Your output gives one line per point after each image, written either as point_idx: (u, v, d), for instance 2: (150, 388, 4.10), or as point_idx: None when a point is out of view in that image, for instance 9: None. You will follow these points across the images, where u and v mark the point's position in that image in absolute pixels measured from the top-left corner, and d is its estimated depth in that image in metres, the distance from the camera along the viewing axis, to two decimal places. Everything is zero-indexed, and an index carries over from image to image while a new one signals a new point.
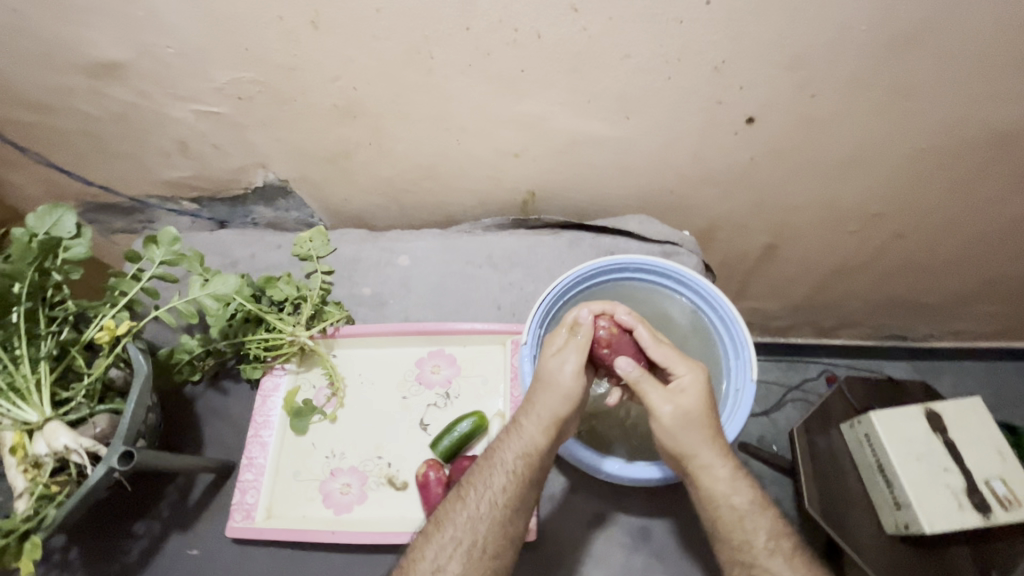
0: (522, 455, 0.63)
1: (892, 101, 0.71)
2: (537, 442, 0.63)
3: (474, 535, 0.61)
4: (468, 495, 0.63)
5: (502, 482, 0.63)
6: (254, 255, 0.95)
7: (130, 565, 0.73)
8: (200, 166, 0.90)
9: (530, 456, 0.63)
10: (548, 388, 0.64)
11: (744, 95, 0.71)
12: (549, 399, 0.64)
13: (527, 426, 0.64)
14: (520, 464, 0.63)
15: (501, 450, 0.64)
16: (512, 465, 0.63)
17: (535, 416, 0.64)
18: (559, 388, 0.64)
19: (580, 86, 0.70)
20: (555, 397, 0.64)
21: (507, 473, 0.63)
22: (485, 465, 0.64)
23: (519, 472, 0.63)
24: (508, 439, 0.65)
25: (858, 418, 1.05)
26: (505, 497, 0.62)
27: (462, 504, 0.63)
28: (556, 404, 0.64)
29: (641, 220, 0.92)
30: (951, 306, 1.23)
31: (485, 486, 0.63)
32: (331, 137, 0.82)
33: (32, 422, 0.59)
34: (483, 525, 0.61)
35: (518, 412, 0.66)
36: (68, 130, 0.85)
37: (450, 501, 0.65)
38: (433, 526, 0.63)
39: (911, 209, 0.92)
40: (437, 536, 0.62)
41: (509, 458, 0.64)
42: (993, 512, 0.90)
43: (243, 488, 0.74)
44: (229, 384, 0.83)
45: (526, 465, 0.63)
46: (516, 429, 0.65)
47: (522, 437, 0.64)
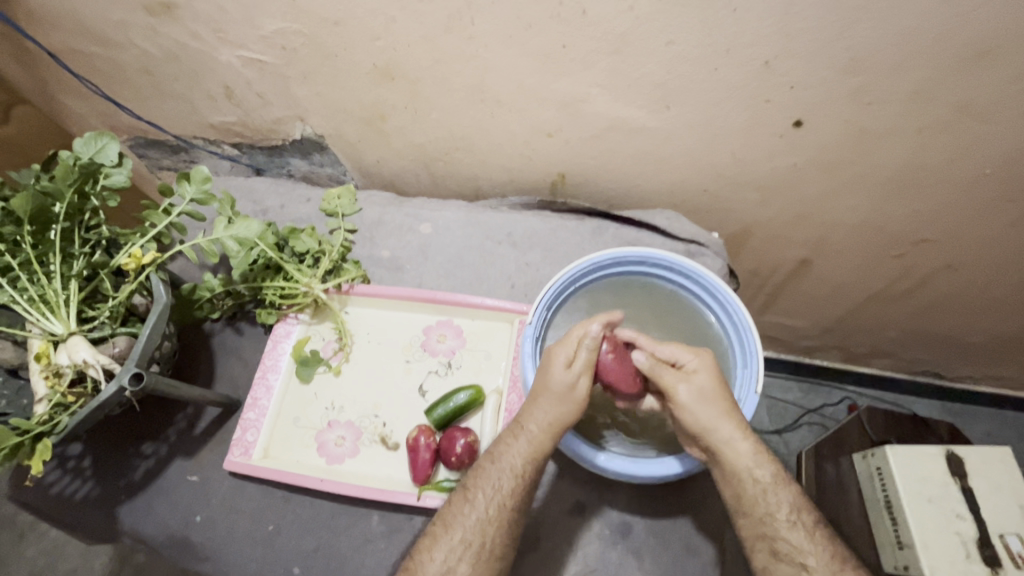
0: (530, 460, 0.62)
1: (957, 120, 0.66)
2: (545, 447, 0.62)
3: (483, 537, 0.61)
4: (475, 497, 0.62)
5: (509, 485, 0.62)
6: (284, 205, 0.98)
7: (134, 481, 0.77)
8: (243, 113, 0.92)
9: (537, 458, 0.62)
10: (554, 397, 0.63)
11: (796, 96, 0.67)
12: (554, 407, 0.63)
13: (533, 430, 0.63)
14: (529, 468, 0.62)
15: (507, 453, 0.63)
16: (520, 468, 0.62)
17: (541, 421, 0.63)
18: (567, 389, 0.63)
19: (622, 70, 0.68)
20: (555, 399, 0.63)
21: (513, 476, 0.62)
22: (492, 468, 0.63)
23: (527, 475, 0.62)
24: (515, 443, 0.63)
25: (872, 450, 1.01)
26: (512, 500, 0.62)
27: (470, 506, 0.62)
28: (563, 409, 0.63)
29: (670, 216, 0.89)
30: (996, 350, 1.15)
31: (493, 489, 0.62)
32: (369, 97, 0.82)
33: (57, 334, 0.63)
34: (491, 527, 0.61)
35: (523, 413, 0.65)
36: (125, 64, 0.88)
37: (454, 502, 0.63)
38: (440, 529, 0.62)
39: (966, 239, 0.85)
40: (446, 540, 0.61)
41: (517, 462, 0.62)
42: (1003, 568, 0.85)
43: (244, 426, 0.77)
44: (245, 326, 0.86)
45: (533, 468, 0.62)
46: (521, 433, 0.63)
47: (528, 441, 0.62)
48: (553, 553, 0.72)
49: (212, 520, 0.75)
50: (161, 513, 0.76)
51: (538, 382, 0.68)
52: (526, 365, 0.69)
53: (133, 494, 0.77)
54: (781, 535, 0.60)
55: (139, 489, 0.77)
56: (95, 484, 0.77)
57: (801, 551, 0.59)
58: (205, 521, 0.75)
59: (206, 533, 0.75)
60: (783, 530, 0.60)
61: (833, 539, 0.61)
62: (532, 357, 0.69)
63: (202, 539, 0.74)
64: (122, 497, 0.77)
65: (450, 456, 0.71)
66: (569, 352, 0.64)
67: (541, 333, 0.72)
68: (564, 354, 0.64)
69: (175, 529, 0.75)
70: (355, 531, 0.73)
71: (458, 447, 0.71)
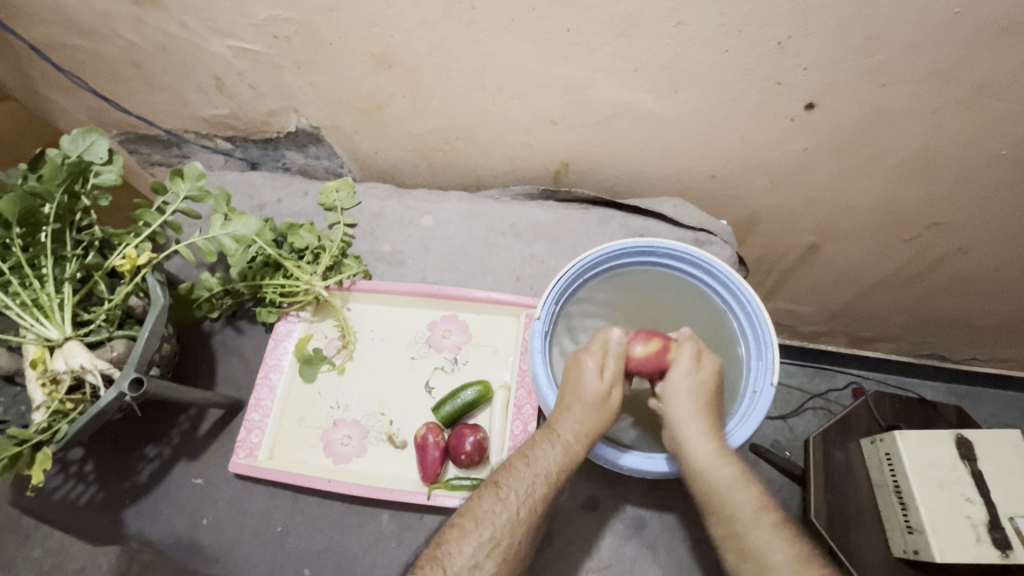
0: (562, 467, 0.61)
1: (976, 99, 0.64)
2: (578, 457, 0.62)
3: (511, 537, 0.59)
4: (507, 497, 0.60)
5: (540, 489, 0.61)
6: (280, 200, 0.95)
7: (139, 484, 0.76)
8: (236, 105, 0.89)
9: (569, 469, 0.62)
10: (592, 404, 0.63)
11: (808, 78, 0.65)
12: (593, 415, 0.62)
13: (570, 440, 0.62)
14: (561, 476, 0.62)
15: (542, 456, 0.61)
16: (553, 474, 0.61)
17: (579, 431, 0.62)
18: (597, 396, 0.63)
19: (629, 53, 0.65)
20: (590, 407, 0.63)
21: (547, 481, 0.61)
22: (526, 470, 0.61)
23: (558, 483, 0.62)
24: (547, 447, 0.62)
25: (881, 435, 1.00)
26: (541, 503, 0.61)
27: (501, 506, 0.60)
28: (597, 418, 0.63)
29: (678, 203, 0.87)
30: (1004, 331, 1.14)
31: (525, 491, 0.60)
32: (365, 86, 0.80)
33: (53, 339, 0.61)
34: (520, 529, 0.59)
35: (551, 420, 0.64)
36: (112, 57, 0.85)
37: (484, 500, 0.61)
38: (469, 524, 0.59)
39: (979, 221, 0.83)
40: (475, 535, 0.59)
41: (551, 468, 0.61)
42: (1013, 551, 0.85)
43: (248, 427, 0.76)
44: (245, 325, 0.84)
45: (564, 477, 0.62)
46: (552, 438, 0.62)
47: (561, 447, 0.62)
48: (566, 549, 0.71)
49: (219, 524, 0.74)
50: (168, 516, 0.75)
51: (548, 378, 0.67)
52: (535, 361, 0.67)
53: (137, 497, 0.76)
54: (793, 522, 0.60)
55: (144, 493, 0.76)
56: (99, 488, 0.76)
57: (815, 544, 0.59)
58: (212, 523, 0.74)
59: (214, 535, 0.74)
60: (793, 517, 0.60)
61: None
62: (543, 354, 0.67)
63: (210, 541, 0.73)
64: (126, 501, 0.76)
65: (459, 454, 0.70)
66: (597, 359, 0.65)
67: (550, 327, 0.70)
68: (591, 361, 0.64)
69: (182, 532, 0.74)
70: (365, 531, 0.72)
71: (467, 445, 0.70)
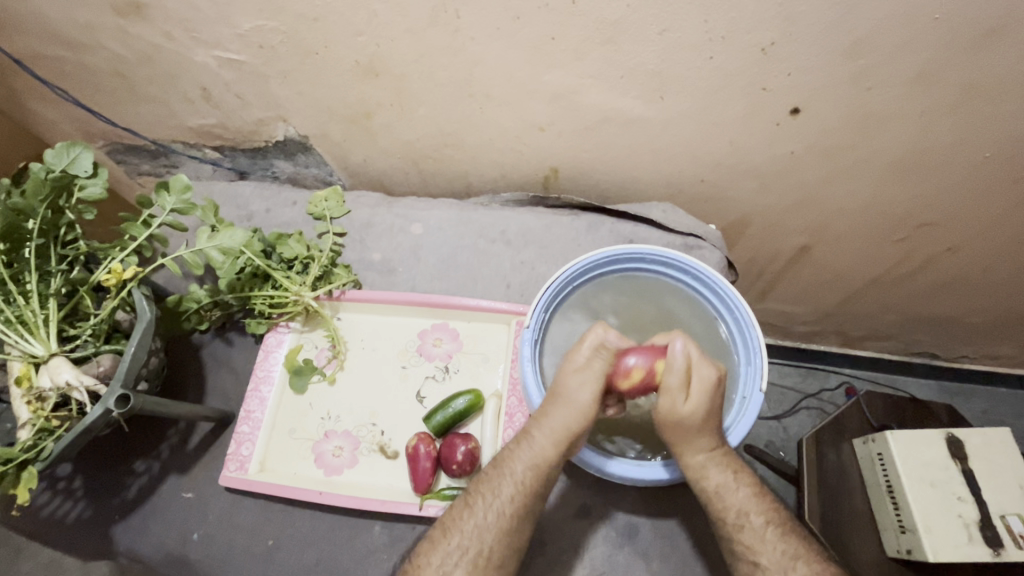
0: (532, 468, 0.61)
1: (958, 102, 0.65)
2: (548, 455, 0.61)
3: (481, 543, 0.60)
4: (476, 503, 0.61)
5: (510, 492, 0.61)
6: (269, 210, 0.95)
7: (128, 500, 0.76)
8: (223, 115, 0.89)
9: (540, 468, 0.61)
10: (561, 402, 0.61)
11: (793, 83, 0.65)
12: (562, 413, 0.61)
13: (539, 438, 0.61)
14: (531, 476, 0.61)
15: (511, 459, 0.62)
16: (523, 477, 0.61)
17: (547, 429, 0.61)
18: (575, 397, 0.61)
19: (616, 60, 0.65)
20: (569, 408, 0.61)
21: (516, 483, 0.61)
22: (495, 474, 0.62)
23: (528, 483, 0.61)
24: (520, 449, 0.62)
25: (873, 436, 1.00)
26: (512, 508, 0.61)
27: (469, 513, 0.61)
28: (577, 419, 0.60)
29: (667, 208, 0.88)
30: (993, 329, 1.15)
31: (494, 495, 0.61)
32: (353, 95, 0.79)
33: (38, 356, 0.60)
34: (490, 535, 0.60)
35: (530, 421, 0.64)
36: (96, 68, 0.84)
37: (455, 509, 0.62)
38: (438, 532, 0.61)
39: (965, 221, 0.84)
40: (443, 544, 0.60)
41: (519, 468, 0.61)
42: (1004, 549, 0.85)
43: (239, 440, 0.76)
44: (235, 336, 0.84)
45: (535, 476, 0.61)
46: (526, 439, 0.62)
47: (532, 448, 0.61)
48: (559, 557, 0.71)
49: (209, 538, 0.74)
50: (157, 532, 0.75)
51: (538, 387, 0.67)
52: (526, 370, 0.67)
53: (127, 513, 0.76)
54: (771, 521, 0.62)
55: (133, 508, 0.76)
56: (88, 504, 0.76)
57: (790, 550, 0.60)
58: (203, 538, 0.74)
59: (204, 550, 0.73)
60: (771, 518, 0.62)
61: None
62: (532, 362, 0.68)
63: (200, 556, 0.73)
64: (115, 517, 0.75)
65: (451, 464, 0.70)
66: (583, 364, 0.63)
67: (539, 335, 0.71)
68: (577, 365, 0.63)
69: (172, 547, 0.74)
70: (357, 543, 0.72)
71: (458, 454, 0.70)
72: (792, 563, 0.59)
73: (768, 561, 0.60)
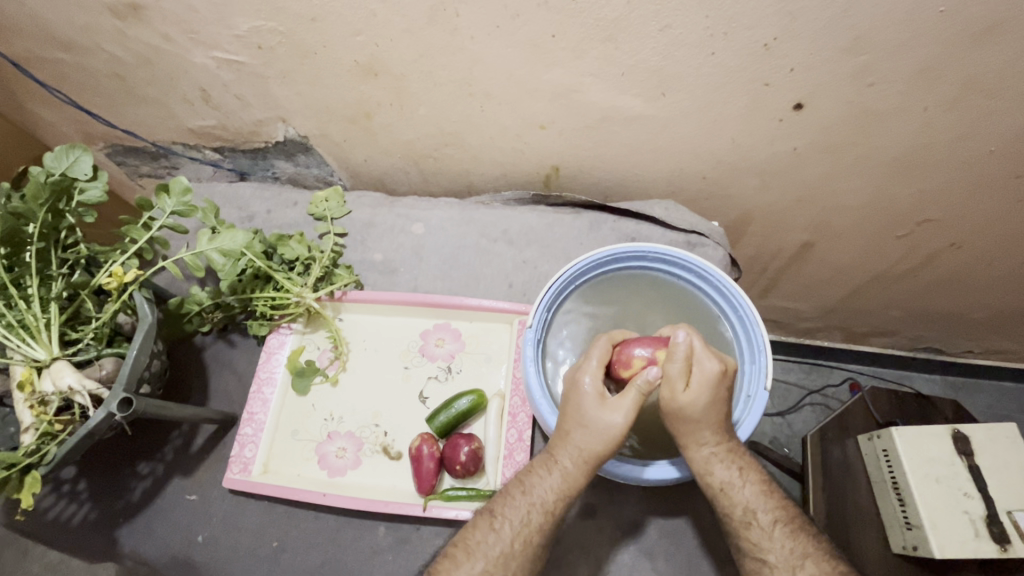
0: (560, 495, 0.61)
1: (964, 96, 0.64)
2: (578, 481, 0.61)
3: (507, 571, 0.59)
4: (503, 528, 0.61)
5: (537, 520, 0.61)
6: (270, 211, 0.95)
7: (132, 503, 0.76)
8: (222, 116, 0.89)
9: (568, 495, 0.62)
10: (588, 428, 0.61)
11: (796, 78, 0.64)
12: (589, 438, 0.61)
13: (569, 466, 0.61)
14: (559, 503, 0.62)
15: (539, 486, 0.62)
16: (551, 503, 0.61)
17: (577, 456, 0.61)
18: (599, 422, 0.61)
19: (616, 57, 0.65)
20: (594, 432, 0.61)
21: (544, 512, 0.61)
22: (521, 500, 0.62)
23: (557, 511, 0.62)
24: (546, 475, 0.62)
25: (878, 432, 1.00)
26: (539, 536, 0.61)
27: (495, 538, 0.60)
28: (604, 445, 0.60)
29: (669, 206, 0.87)
30: (998, 324, 1.14)
31: (521, 522, 0.61)
32: (353, 95, 0.79)
33: (40, 360, 0.61)
34: (516, 562, 0.60)
35: (552, 445, 0.64)
36: (95, 70, 0.84)
37: (478, 532, 0.61)
38: (462, 555, 0.60)
39: (970, 217, 0.83)
40: (468, 568, 0.59)
41: (549, 497, 0.62)
42: (1011, 544, 0.85)
43: (241, 442, 0.75)
44: (237, 338, 0.84)
45: (563, 504, 0.62)
46: (552, 465, 0.62)
47: (560, 474, 0.62)
48: (564, 557, 0.71)
49: (215, 540, 0.74)
50: (162, 534, 0.75)
51: (542, 388, 0.66)
52: (529, 370, 0.67)
53: (131, 516, 0.76)
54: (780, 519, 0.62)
55: (137, 511, 0.76)
56: (92, 507, 0.76)
57: (800, 548, 0.60)
58: (208, 540, 0.74)
59: (209, 552, 0.73)
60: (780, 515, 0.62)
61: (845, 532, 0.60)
62: (535, 361, 0.67)
63: (206, 558, 0.73)
64: (120, 519, 0.75)
65: (454, 465, 0.70)
66: (595, 377, 0.63)
67: (542, 335, 0.70)
68: (589, 379, 0.62)
69: (177, 550, 0.74)
70: (360, 544, 0.72)
71: (462, 455, 0.69)
72: (800, 561, 0.59)
73: (775, 559, 0.60)
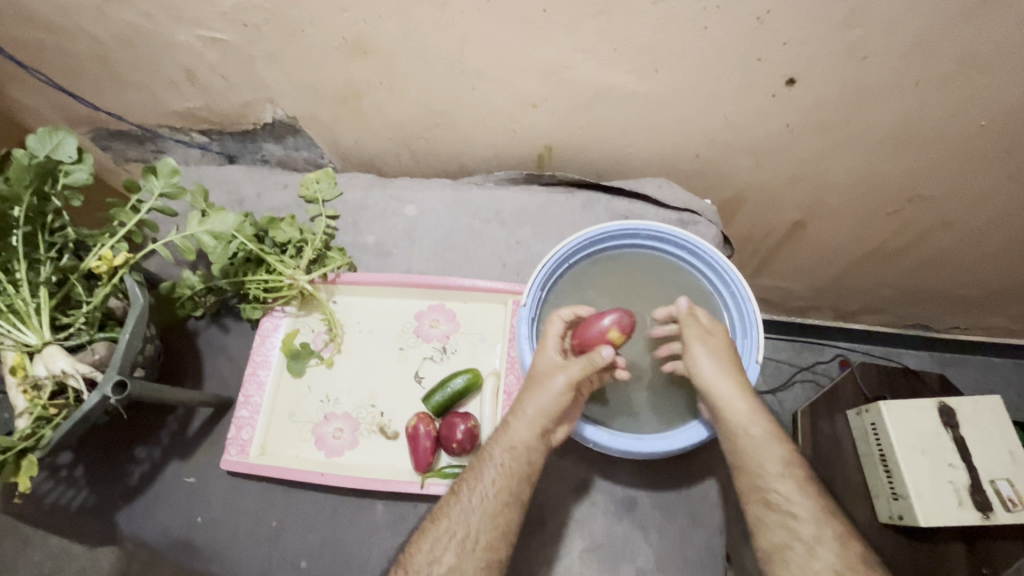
0: (510, 450, 0.62)
1: (956, 70, 0.64)
2: (524, 437, 0.62)
3: (468, 526, 0.60)
4: (461, 490, 0.62)
5: (492, 475, 0.61)
6: (260, 194, 0.94)
7: (131, 486, 0.77)
8: (209, 98, 0.87)
9: (519, 450, 0.62)
10: (536, 387, 0.63)
11: (789, 53, 0.64)
12: (535, 395, 0.62)
13: (515, 422, 0.63)
14: (508, 458, 0.62)
15: (490, 445, 0.64)
16: (500, 458, 0.62)
17: (522, 412, 0.63)
18: (549, 380, 0.63)
19: (609, 34, 0.64)
20: (540, 390, 0.63)
21: (496, 466, 0.62)
22: (477, 461, 0.64)
23: (508, 464, 0.62)
24: (497, 434, 0.64)
25: (867, 406, 1.01)
26: (495, 489, 0.61)
27: (455, 500, 0.62)
28: (547, 398, 0.62)
29: (662, 184, 0.87)
30: (985, 300, 1.16)
31: (476, 480, 0.62)
32: (341, 75, 0.78)
33: (31, 345, 0.60)
34: (475, 517, 0.60)
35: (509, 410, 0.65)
36: (75, 51, 0.82)
37: (444, 498, 0.64)
38: (428, 521, 0.62)
39: (958, 193, 0.84)
40: (432, 531, 0.61)
41: (497, 452, 0.63)
42: (994, 512, 0.88)
43: (238, 424, 0.76)
44: (230, 322, 0.84)
45: (515, 458, 0.62)
46: (504, 426, 0.64)
47: (509, 433, 0.63)
48: (559, 532, 0.72)
49: (214, 522, 0.75)
50: (162, 517, 0.75)
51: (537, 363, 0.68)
52: (523, 347, 0.68)
53: (130, 500, 0.76)
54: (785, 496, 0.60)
55: (137, 495, 0.76)
56: (91, 492, 0.76)
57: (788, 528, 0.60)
58: (207, 522, 0.75)
59: (209, 534, 0.74)
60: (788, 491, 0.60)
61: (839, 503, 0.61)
62: (530, 339, 0.69)
63: (205, 539, 0.74)
64: (119, 503, 0.76)
65: (451, 443, 0.71)
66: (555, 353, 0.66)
67: (536, 313, 0.71)
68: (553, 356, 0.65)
69: (176, 532, 0.75)
70: (360, 523, 0.73)
71: (458, 433, 0.70)
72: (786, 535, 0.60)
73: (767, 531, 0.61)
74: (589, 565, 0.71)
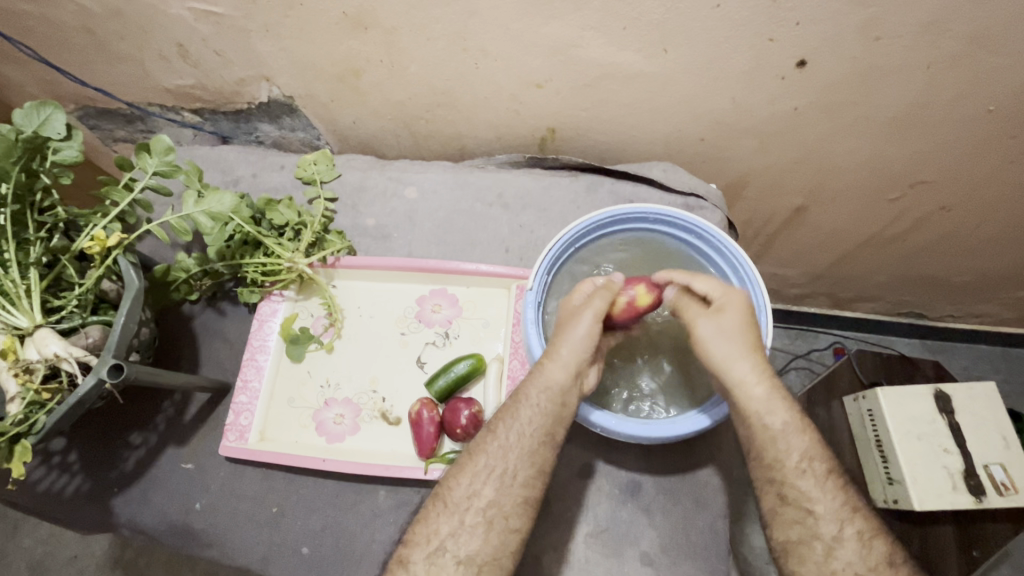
0: (547, 391, 0.63)
1: (967, 52, 0.63)
2: (561, 380, 0.63)
3: (507, 462, 0.62)
4: (499, 428, 0.63)
5: (530, 416, 0.62)
6: (256, 174, 0.91)
7: (127, 472, 0.75)
8: (201, 74, 0.84)
9: (555, 391, 0.63)
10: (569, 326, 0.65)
11: (801, 32, 0.63)
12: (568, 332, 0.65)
13: (552, 366, 0.63)
14: (544, 398, 0.63)
15: (528, 385, 0.64)
16: (538, 400, 0.63)
17: (560, 351, 0.64)
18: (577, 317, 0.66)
19: (618, 10, 0.62)
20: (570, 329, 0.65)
21: (535, 408, 0.63)
22: (515, 402, 0.64)
23: (547, 408, 0.62)
24: (533, 375, 0.64)
25: (863, 392, 1.02)
26: (534, 429, 0.62)
27: (494, 438, 0.63)
28: (578, 333, 0.65)
29: (668, 168, 0.86)
30: (980, 288, 1.17)
31: (516, 422, 0.63)
32: (340, 51, 0.75)
33: (21, 328, 0.59)
34: (514, 454, 0.62)
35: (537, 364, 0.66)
36: (62, 22, 0.78)
37: (482, 434, 0.65)
38: (467, 457, 0.63)
39: (961, 179, 0.84)
40: (470, 467, 0.62)
41: (534, 394, 0.63)
42: (986, 496, 0.90)
43: (236, 410, 0.75)
44: (227, 306, 0.82)
45: (550, 400, 0.63)
46: (540, 367, 0.64)
47: (546, 373, 0.63)
48: (563, 515, 0.72)
49: (213, 507, 0.74)
50: (159, 502, 0.74)
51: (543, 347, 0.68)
52: (529, 331, 0.68)
53: (126, 486, 0.75)
54: (791, 480, 0.60)
55: (133, 480, 0.75)
56: (85, 478, 0.75)
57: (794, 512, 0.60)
58: (206, 508, 0.74)
59: (208, 520, 0.73)
60: (795, 475, 0.60)
61: (846, 487, 0.61)
62: (536, 324, 0.68)
63: (205, 525, 0.73)
64: (114, 489, 0.75)
65: (454, 429, 0.70)
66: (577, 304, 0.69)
67: (542, 298, 0.70)
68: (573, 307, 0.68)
69: (175, 518, 0.74)
70: (362, 508, 0.72)
71: (462, 419, 0.70)
72: (791, 519, 0.60)
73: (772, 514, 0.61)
74: (593, 548, 0.71)
